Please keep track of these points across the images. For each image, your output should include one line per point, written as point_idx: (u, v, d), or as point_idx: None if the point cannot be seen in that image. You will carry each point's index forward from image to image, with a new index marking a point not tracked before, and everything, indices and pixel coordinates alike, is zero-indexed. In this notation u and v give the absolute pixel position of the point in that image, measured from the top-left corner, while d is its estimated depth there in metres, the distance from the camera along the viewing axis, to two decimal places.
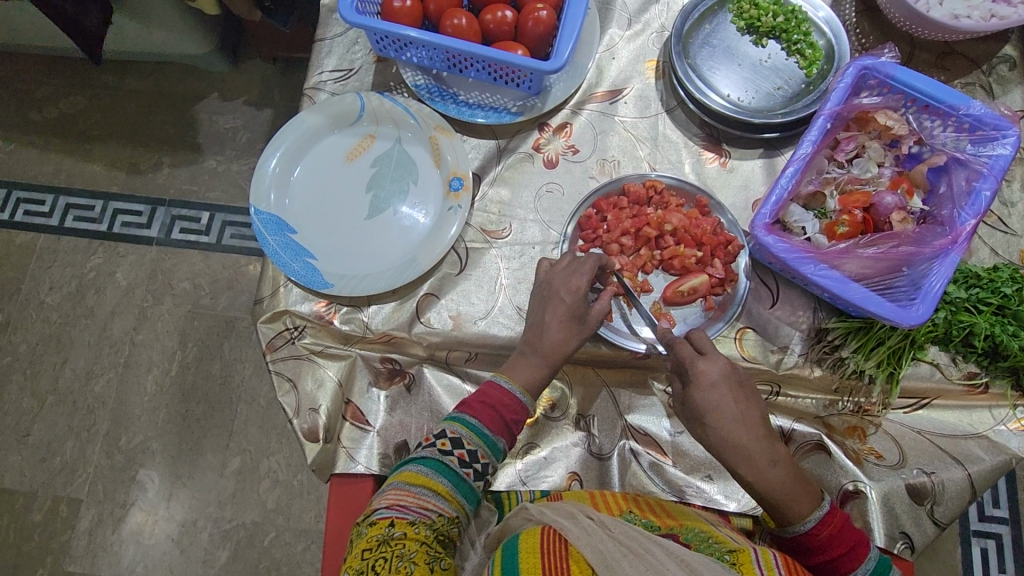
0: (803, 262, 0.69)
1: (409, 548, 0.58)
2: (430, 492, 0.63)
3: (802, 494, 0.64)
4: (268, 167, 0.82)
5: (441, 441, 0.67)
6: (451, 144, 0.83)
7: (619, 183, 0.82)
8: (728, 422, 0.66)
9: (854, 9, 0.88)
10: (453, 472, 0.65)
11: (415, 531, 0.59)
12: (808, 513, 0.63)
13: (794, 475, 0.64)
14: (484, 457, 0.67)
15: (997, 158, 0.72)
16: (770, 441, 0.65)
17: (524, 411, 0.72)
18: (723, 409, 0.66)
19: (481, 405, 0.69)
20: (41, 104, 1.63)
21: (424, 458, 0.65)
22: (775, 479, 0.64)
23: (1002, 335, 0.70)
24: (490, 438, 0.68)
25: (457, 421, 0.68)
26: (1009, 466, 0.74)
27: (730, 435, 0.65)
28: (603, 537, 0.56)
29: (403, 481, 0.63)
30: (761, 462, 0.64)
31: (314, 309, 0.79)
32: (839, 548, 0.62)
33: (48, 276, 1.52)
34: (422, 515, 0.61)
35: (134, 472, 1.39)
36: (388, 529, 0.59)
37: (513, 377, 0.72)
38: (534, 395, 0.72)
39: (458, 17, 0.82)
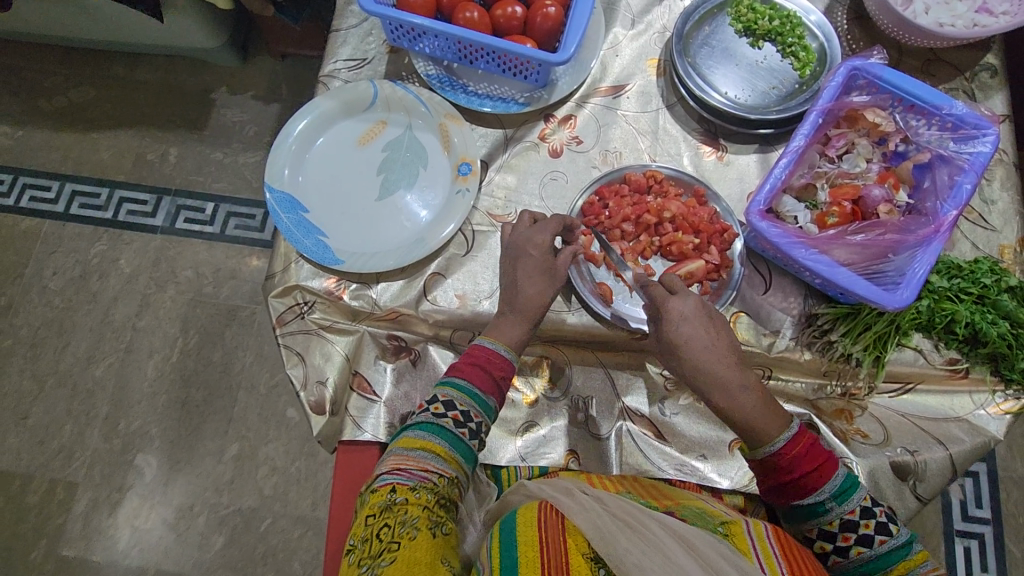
0: (794, 247, 0.73)
1: (411, 514, 0.58)
2: (428, 454, 0.64)
3: (768, 420, 0.66)
4: (283, 148, 0.85)
5: (434, 406, 0.69)
6: (460, 130, 0.87)
7: (620, 173, 0.85)
8: (698, 351, 0.69)
9: (846, 16, 0.93)
10: (448, 433, 0.67)
11: (416, 496, 0.60)
12: (776, 436, 0.66)
13: (763, 401, 0.67)
14: (478, 416, 0.70)
15: (977, 155, 0.76)
16: (739, 368, 0.68)
17: (511, 367, 0.75)
18: (692, 341, 0.69)
19: (469, 367, 0.72)
20: (51, 93, 1.65)
21: (420, 423, 0.68)
22: (747, 407, 0.67)
23: (981, 321, 0.74)
24: (481, 398, 0.71)
25: (447, 385, 0.71)
26: (987, 447, 0.77)
27: (700, 364, 0.68)
28: (603, 514, 0.58)
29: (401, 447, 0.65)
30: (730, 390, 0.67)
31: (325, 285, 0.82)
32: (806, 466, 0.65)
33: (51, 261, 1.53)
34: (422, 478, 0.62)
35: (131, 457, 1.40)
36: (389, 495, 0.60)
37: (498, 338, 0.75)
38: (517, 350, 0.76)
39: (470, 11, 0.86)
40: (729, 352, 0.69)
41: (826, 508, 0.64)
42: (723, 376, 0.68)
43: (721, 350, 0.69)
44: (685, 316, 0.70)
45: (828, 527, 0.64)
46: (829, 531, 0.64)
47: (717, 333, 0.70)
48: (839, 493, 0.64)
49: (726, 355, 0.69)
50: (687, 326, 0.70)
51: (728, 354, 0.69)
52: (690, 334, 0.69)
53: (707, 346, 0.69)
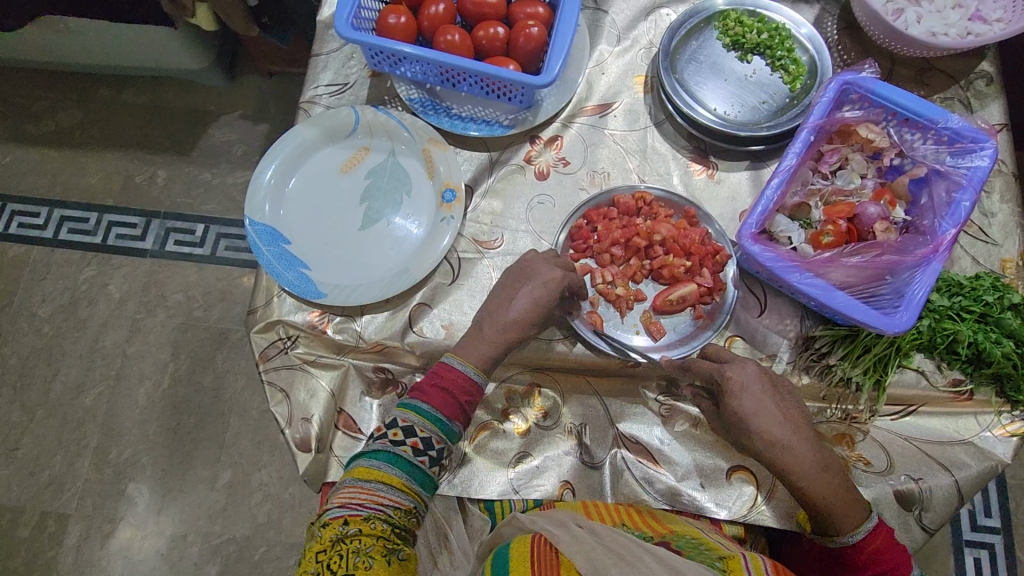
0: (789, 271, 0.71)
1: (365, 543, 0.60)
2: (384, 486, 0.65)
3: (849, 511, 0.65)
4: (263, 178, 0.83)
5: (393, 432, 0.68)
6: (444, 155, 0.84)
7: (609, 195, 0.83)
8: (768, 426, 0.66)
9: (836, 27, 0.90)
10: (407, 462, 0.67)
11: (370, 527, 0.61)
12: (856, 528, 0.66)
13: (843, 489, 0.66)
14: (439, 442, 0.68)
15: (975, 170, 0.73)
16: (818, 448, 0.67)
17: (479, 390, 0.72)
18: (761, 412, 0.67)
19: (433, 390, 0.70)
20: (37, 118, 1.64)
21: (378, 452, 0.67)
22: (828, 490, 0.65)
23: (984, 341, 0.72)
24: (443, 423, 0.69)
25: (408, 408, 0.69)
26: (994, 472, 0.74)
27: (771, 438, 0.66)
28: (595, 545, 0.56)
29: (356, 478, 0.65)
30: (811, 470, 0.65)
31: (307, 319, 0.80)
32: (881, 564, 0.65)
33: (39, 288, 1.51)
34: (377, 509, 0.63)
35: (123, 486, 1.38)
36: (342, 527, 0.61)
37: (467, 358, 0.72)
38: (488, 371, 0.72)
39: (451, 33, 0.84)
40: (801, 426, 0.67)
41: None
42: (799, 454, 0.66)
43: (792, 426, 0.67)
44: (747, 386, 0.68)
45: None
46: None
47: (784, 408, 0.68)
48: None
49: (800, 430, 0.67)
50: (749, 398, 0.67)
51: (804, 431, 0.67)
52: (757, 409, 0.67)
53: (779, 421, 0.67)
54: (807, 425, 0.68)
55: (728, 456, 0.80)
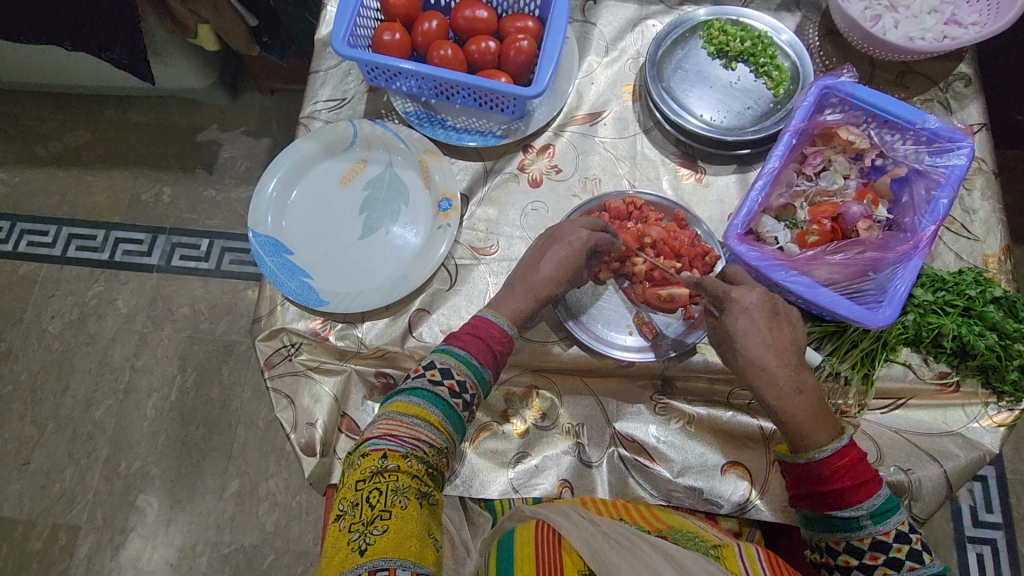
0: (774, 269, 0.73)
1: (402, 482, 0.61)
2: (423, 423, 0.65)
3: (816, 428, 0.66)
4: (265, 192, 0.86)
5: (431, 372, 0.68)
6: (440, 166, 0.87)
7: (600, 201, 0.86)
8: (754, 344, 0.69)
9: (817, 33, 0.93)
10: (443, 402, 0.67)
11: (407, 465, 0.62)
12: (824, 443, 0.66)
13: (815, 410, 0.67)
14: (473, 387, 0.69)
15: (953, 168, 0.76)
16: (796, 371, 0.68)
17: (510, 342, 0.74)
18: (750, 333, 0.69)
19: (470, 337, 0.71)
20: (46, 139, 1.68)
21: (416, 389, 0.67)
22: (799, 408, 0.67)
23: (968, 334, 0.74)
24: (477, 369, 0.70)
25: (445, 352, 0.70)
26: (982, 462, 0.76)
27: (753, 356, 0.69)
28: (593, 531, 0.58)
29: (396, 411, 0.65)
30: (784, 388, 0.68)
31: (310, 326, 0.82)
32: (847, 480, 0.64)
33: (49, 305, 1.54)
34: (414, 447, 0.63)
35: (133, 498, 1.40)
36: (381, 461, 0.62)
37: (501, 312, 0.74)
38: (519, 326, 0.75)
39: (444, 48, 0.88)
40: (789, 352, 0.69)
41: (860, 525, 0.64)
42: (778, 372, 0.68)
43: (781, 350, 0.69)
44: (747, 307, 0.70)
45: (834, 545, 0.66)
46: (857, 547, 0.64)
47: (779, 334, 0.69)
48: (876, 513, 0.63)
49: (785, 355, 0.69)
50: (743, 318, 0.70)
51: (790, 355, 0.69)
52: (750, 328, 0.69)
53: (767, 341, 0.69)
54: (798, 352, 0.70)
55: (723, 452, 0.82)
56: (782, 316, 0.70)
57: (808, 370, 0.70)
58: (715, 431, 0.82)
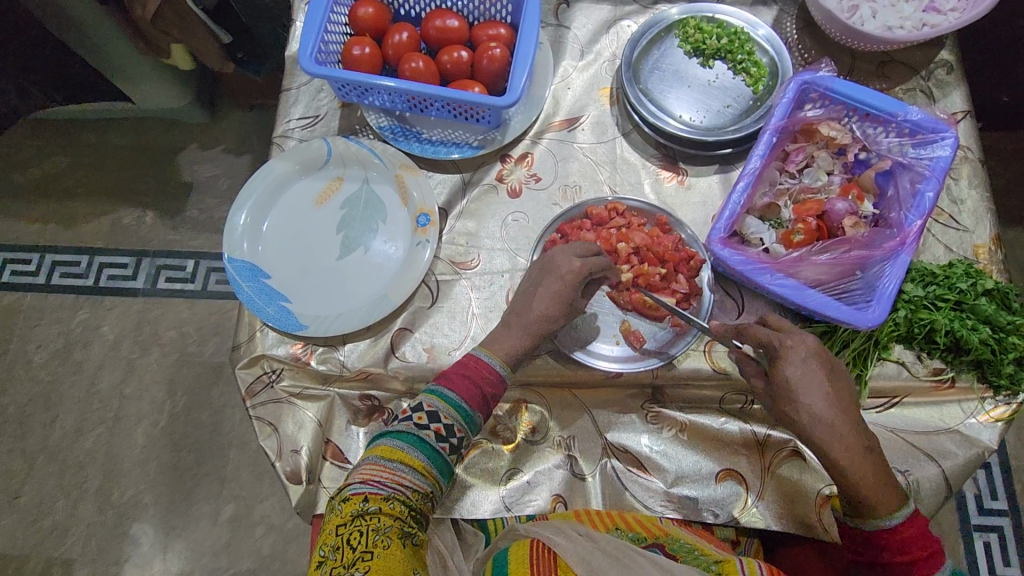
0: (758, 272, 0.72)
1: (384, 523, 0.60)
2: (405, 467, 0.64)
3: (883, 493, 0.63)
4: (239, 216, 0.84)
5: (417, 415, 0.67)
6: (416, 180, 0.86)
7: (581, 208, 0.84)
8: (816, 398, 0.64)
9: (795, 26, 0.92)
10: (428, 446, 0.66)
11: (390, 507, 0.61)
12: (891, 509, 0.63)
13: (879, 474, 0.63)
14: (461, 431, 0.68)
15: (938, 160, 0.74)
16: (859, 424, 0.64)
17: (502, 385, 0.72)
18: (810, 384, 0.65)
19: (459, 378, 0.69)
20: (24, 166, 1.66)
21: (401, 433, 0.66)
22: (869, 474, 0.63)
23: (961, 329, 0.72)
24: (467, 413, 0.68)
25: (434, 395, 0.68)
26: (981, 458, 0.74)
27: (816, 410, 0.64)
28: (590, 546, 0.58)
29: (379, 456, 0.64)
30: (850, 445, 0.63)
31: (290, 352, 0.81)
32: (915, 552, 0.63)
33: (34, 334, 1.52)
34: (396, 490, 0.62)
35: (126, 527, 1.38)
36: (363, 503, 0.61)
37: (495, 351, 0.72)
38: (513, 369, 0.72)
39: (415, 60, 0.86)
40: (851, 407, 0.65)
41: None
42: (843, 431, 0.63)
43: (842, 405, 0.65)
44: (803, 357, 0.66)
45: None
46: None
47: (838, 387, 0.65)
48: None
49: (845, 407, 0.65)
50: (801, 370, 0.65)
51: (850, 407, 0.65)
52: (809, 379, 0.65)
53: (826, 395, 0.65)
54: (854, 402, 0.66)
55: (718, 459, 0.80)
56: (835, 365, 0.67)
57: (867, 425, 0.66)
58: (709, 439, 0.81)
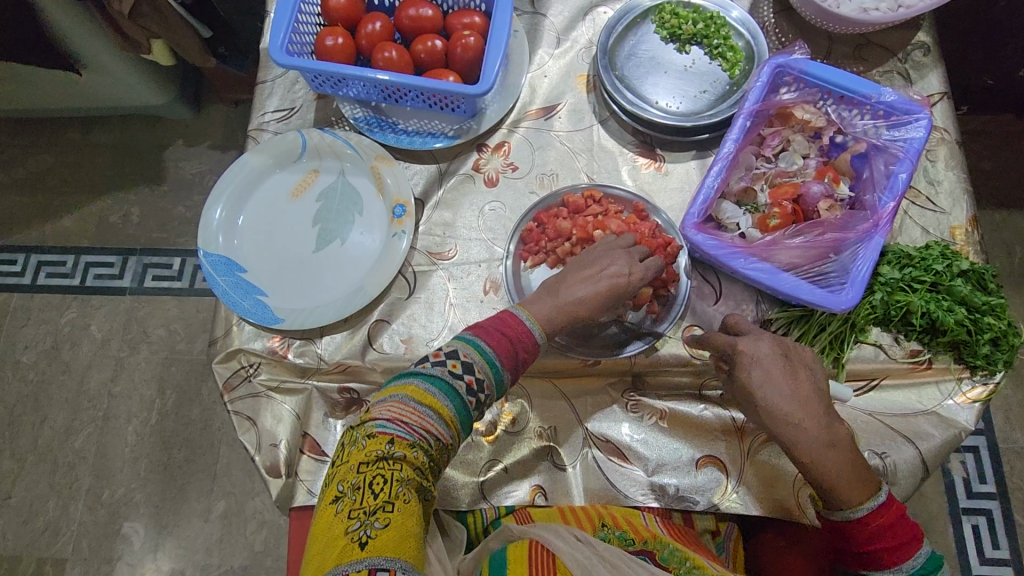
0: (733, 257, 0.72)
1: (406, 472, 0.58)
2: (435, 415, 0.61)
3: (856, 486, 0.64)
4: (215, 210, 0.84)
5: (452, 363, 0.64)
6: (392, 171, 0.85)
7: (558, 196, 0.83)
8: (775, 401, 0.66)
9: (772, 10, 0.91)
10: (458, 397, 0.63)
11: (413, 455, 0.59)
12: (860, 503, 0.64)
13: (850, 467, 0.64)
14: (489, 388, 0.66)
15: (912, 141, 0.74)
16: (825, 420, 0.65)
17: (534, 350, 0.71)
18: (768, 387, 0.67)
19: (496, 333, 0.68)
20: (8, 166, 1.65)
21: (435, 378, 0.63)
22: (830, 465, 0.64)
23: (936, 310, 0.72)
24: (498, 370, 0.66)
25: (471, 345, 0.66)
26: (959, 439, 0.74)
27: (776, 409, 0.66)
28: (589, 553, 0.62)
29: (410, 397, 0.61)
30: (812, 442, 0.64)
31: (268, 345, 0.81)
32: (889, 540, 0.65)
33: (21, 335, 1.52)
34: (422, 437, 0.60)
35: (118, 526, 1.38)
36: (388, 445, 0.59)
37: (535, 315, 0.71)
38: (548, 334, 0.72)
39: (388, 50, 0.85)
40: (812, 402, 0.66)
41: None
42: (807, 427, 0.65)
43: (806, 404, 0.66)
44: (757, 359, 0.68)
45: None
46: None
47: (798, 386, 0.66)
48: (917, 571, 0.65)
49: (808, 403, 0.66)
50: (759, 372, 0.67)
51: (815, 406, 0.66)
52: (766, 381, 0.67)
53: (786, 393, 0.66)
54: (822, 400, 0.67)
55: (699, 447, 0.80)
56: (793, 360, 0.68)
57: (838, 419, 0.66)
58: (689, 426, 0.81)
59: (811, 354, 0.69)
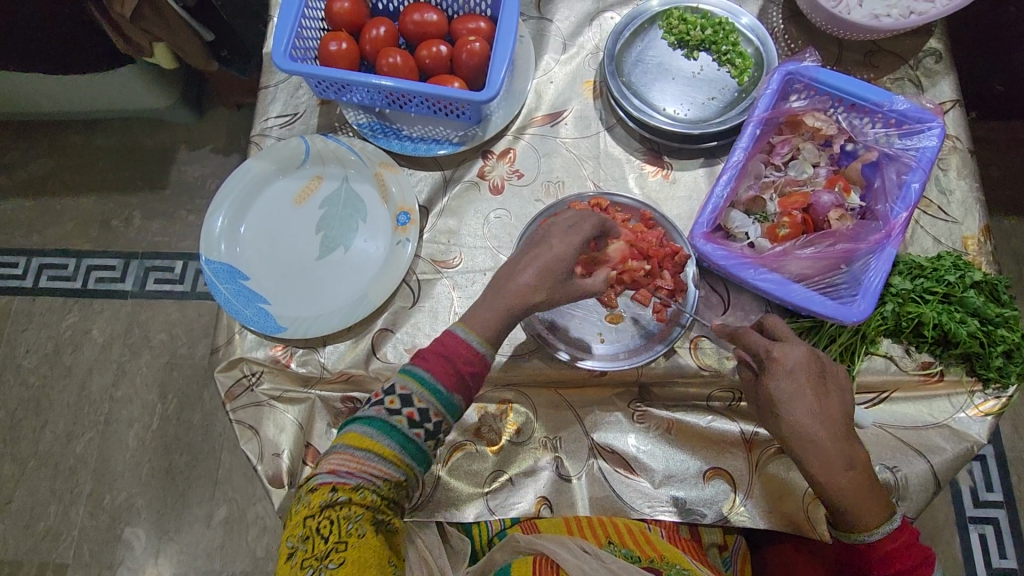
0: (743, 267, 0.71)
1: (355, 513, 0.60)
2: (377, 458, 0.61)
3: (866, 508, 0.63)
4: (217, 216, 0.83)
5: (390, 398, 0.63)
6: (397, 177, 0.84)
7: (564, 204, 0.82)
8: (803, 418, 0.63)
9: (781, 16, 0.90)
10: (400, 434, 0.62)
11: (360, 497, 0.60)
12: (875, 525, 0.64)
13: (866, 489, 0.63)
14: (438, 416, 0.63)
15: (924, 150, 0.73)
16: (848, 443, 0.63)
17: (483, 361, 0.67)
18: (796, 403, 0.64)
19: (434, 356, 0.65)
20: (11, 169, 1.64)
21: (372, 420, 0.62)
22: (852, 485, 0.62)
23: (949, 322, 0.71)
24: (443, 395, 0.64)
25: (408, 376, 0.64)
26: (971, 453, 0.73)
27: (802, 428, 0.63)
28: (594, 566, 0.63)
29: (348, 444, 0.61)
30: (836, 464, 0.62)
31: (270, 354, 0.80)
32: (902, 563, 0.64)
33: (23, 339, 1.51)
34: (366, 481, 0.60)
35: (119, 531, 1.38)
36: (331, 495, 0.59)
37: (473, 326, 0.67)
38: (494, 344, 0.68)
39: (393, 55, 0.84)
40: (839, 422, 0.63)
41: None
42: (829, 449, 0.62)
43: (832, 424, 0.63)
44: (791, 369, 0.65)
45: None
46: None
47: (827, 406, 0.64)
48: None
49: (834, 424, 0.63)
50: (789, 387, 0.64)
51: (840, 426, 0.63)
52: (793, 397, 0.64)
53: (814, 414, 0.63)
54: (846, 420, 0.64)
55: (706, 458, 0.79)
56: (827, 378, 0.65)
57: (859, 440, 0.64)
58: (697, 437, 0.80)
59: (843, 372, 0.66)
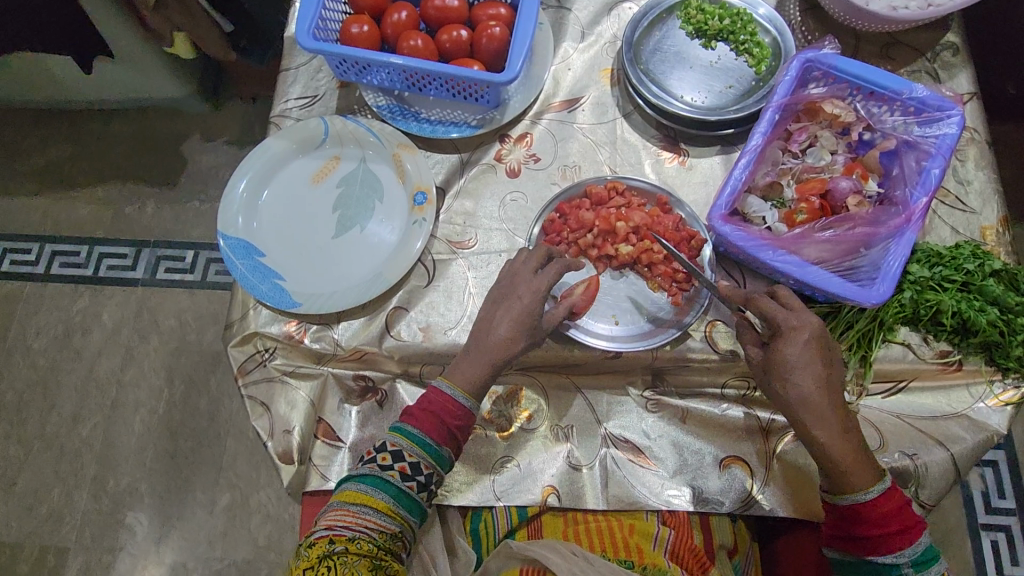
0: (761, 249, 0.71)
1: (354, 560, 0.61)
2: (371, 510, 0.65)
3: (855, 470, 0.63)
4: (236, 193, 0.83)
5: (382, 456, 0.67)
6: (414, 159, 0.85)
7: (580, 187, 0.82)
8: (807, 380, 0.64)
9: (799, 8, 0.90)
10: (393, 486, 0.66)
11: (357, 546, 0.62)
12: (868, 485, 0.63)
13: (856, 453, 0.64)
14: (428, 468, 0.67)
15: (944, 138, 0.73)
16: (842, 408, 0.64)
17: (470, 416, 0.70)
18: (802, 367, 0.64)
19: (422, 413, 0.69)
20: (27, 154, 1.66)
21: (364, 475, 0.66)
22: (839, 446, 0.64)
23: (968, 310, 0.70)
24: (433, 448, 0.67)
25: (398, 432, 0.68)
26: (991, 443, 0.73)
27: (804, 391, 0.64)
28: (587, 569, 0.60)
29: (342, 501, 0.65)
30: (831, 425, 0.64)
31: (284, 330, 0.79)
32: (894, 525, 0.63)
33: (33, 322, 1.52)
34: (364, 531, 0.63)
35: (122, 515, 1.37)
36: (330, 545, 0.62)
37: (456, 381, 0.70)
38: (479, 398, 0.70)
39: (414, 38, 0.85)
40: (835, 388, 0.65)
41: (902, 572, 0.64)
42: (823, 410, 0.64)
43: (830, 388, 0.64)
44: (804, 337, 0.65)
45: None
46: None
47: (828, 371, 0.65)
48: (919, 561, 0.63)
49: (831, 390, 0.64)
50: (796, 351, 0.64)
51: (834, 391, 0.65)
52: (800, 361, 0.64)
53: (818, 378, 0.64)
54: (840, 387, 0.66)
55: (722, 447, 0.78)
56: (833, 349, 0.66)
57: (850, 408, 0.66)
58: (713, 426, 0.79)
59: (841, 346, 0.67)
